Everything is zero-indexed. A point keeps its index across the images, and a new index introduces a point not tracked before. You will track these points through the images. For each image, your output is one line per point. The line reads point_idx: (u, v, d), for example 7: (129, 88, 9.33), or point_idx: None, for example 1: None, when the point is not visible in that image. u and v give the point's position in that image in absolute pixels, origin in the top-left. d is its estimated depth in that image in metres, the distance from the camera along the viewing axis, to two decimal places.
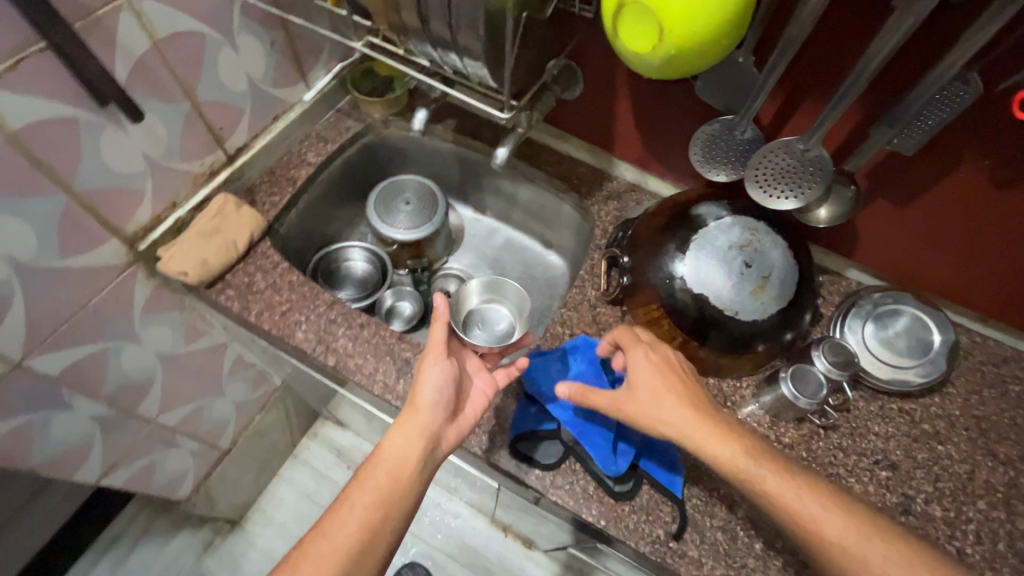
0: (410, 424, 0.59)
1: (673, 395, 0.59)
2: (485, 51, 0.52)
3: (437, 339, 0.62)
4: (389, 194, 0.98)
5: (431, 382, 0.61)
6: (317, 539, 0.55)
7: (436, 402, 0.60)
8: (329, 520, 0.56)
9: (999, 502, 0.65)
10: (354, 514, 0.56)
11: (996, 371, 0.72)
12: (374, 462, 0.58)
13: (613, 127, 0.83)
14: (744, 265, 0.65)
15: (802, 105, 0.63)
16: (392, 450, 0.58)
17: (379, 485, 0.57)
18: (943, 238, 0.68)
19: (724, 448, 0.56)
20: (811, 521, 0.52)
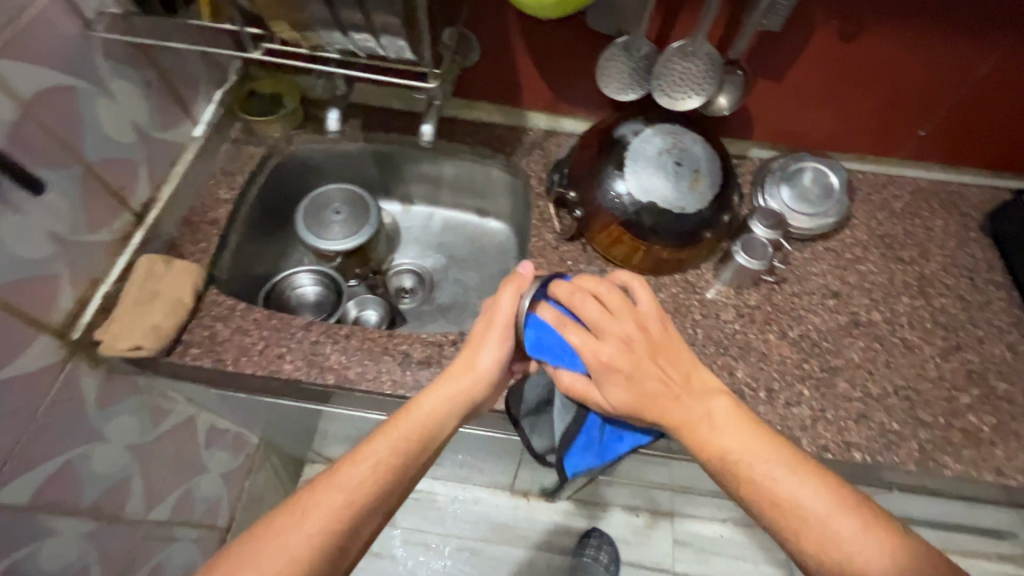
0: (452, 392, 0.57)
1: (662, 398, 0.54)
2: (400, 26, 0.53)
3: (506, 311, 0.58)
4: (317, 209, 0.96)
5: (485, 359, 0.58)
6: (333, 484, 0.49)
7: (484, 377, 0.58)
8: (344, 467, 0.50)
9: (915, 293, 0.80)
10: (373, 471, 0.51)
11: (880, 196, 0.88)
12: (402, 418, 0.55)
13: (517, 82, 0.87)
14: (676, 164, 0.73)
15: (682, 12, 0.71)
16: (428, 411, 0.55)
17: (406, 443, 0.53)
18: (816, 98, 0.80)
19: (717, 444, 0.52)
20: (790, 509, 0.48)
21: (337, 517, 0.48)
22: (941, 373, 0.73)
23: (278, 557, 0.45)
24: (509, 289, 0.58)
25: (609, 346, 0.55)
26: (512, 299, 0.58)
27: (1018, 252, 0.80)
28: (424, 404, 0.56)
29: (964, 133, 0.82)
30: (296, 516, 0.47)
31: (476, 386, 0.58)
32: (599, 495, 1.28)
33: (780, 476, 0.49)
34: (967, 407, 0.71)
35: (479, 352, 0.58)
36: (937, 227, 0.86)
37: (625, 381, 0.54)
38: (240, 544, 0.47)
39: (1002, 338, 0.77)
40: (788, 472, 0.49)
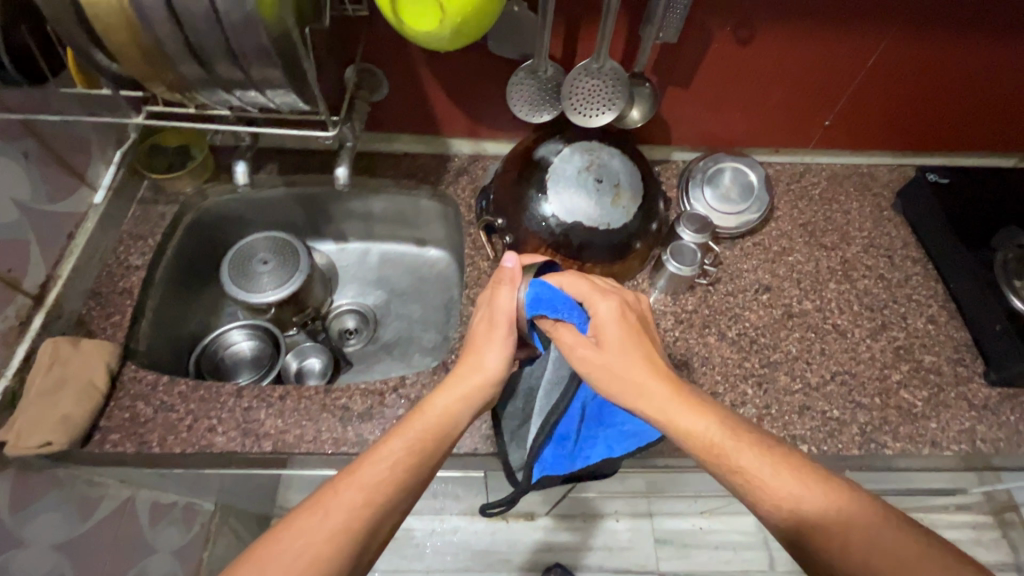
0: (465, 390, 0.59)
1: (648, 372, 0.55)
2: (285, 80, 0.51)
3: (506, 308, 0.62)
4: (241, 262, 0.91)
5: (490, 358, 0.61)
6: (354, 480, 0.49)
7: (492, 376, 0.61)
8: (364, 465, 0.50)
9: (841, 278, 0.83)
10: (394, 467, 0.51)
11: (798, 186, 0.91)
12: (417, 418, 0.56)
13: (433, 113, 0.86)
14: (597, 182, 0.73)
15: (582, 32, 0.71)
16: (441, 409, 0.57)
17: (423, 441, 0.54)
18: (725, 101, 0.82)
19: (696, 425, 0.52)
20: (760, 485, 0.48)
21: (359, 511, 0.47)
22: (873, 354, 0.76)
23: (302, 553, 0.44)
24: (505, 291, 0.63)
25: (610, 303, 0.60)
26: (510, 296, 0.63)
27: (927, 228, 0.84)
28: (437, 401, 0.57)
29: (867, 119, 0.86)
30: (317, 514, 0.47)
31: (485, 386, 0.60)
32: (576, 507, 1.27)
33: (761, 465, 0.49)
34: (899, 384, 0.74)
35: (486, 351, 0.61)
36: (853, 210, 0.89)
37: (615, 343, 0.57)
38: (252, 548, 0.45)
39: (923, 311, 0.80)
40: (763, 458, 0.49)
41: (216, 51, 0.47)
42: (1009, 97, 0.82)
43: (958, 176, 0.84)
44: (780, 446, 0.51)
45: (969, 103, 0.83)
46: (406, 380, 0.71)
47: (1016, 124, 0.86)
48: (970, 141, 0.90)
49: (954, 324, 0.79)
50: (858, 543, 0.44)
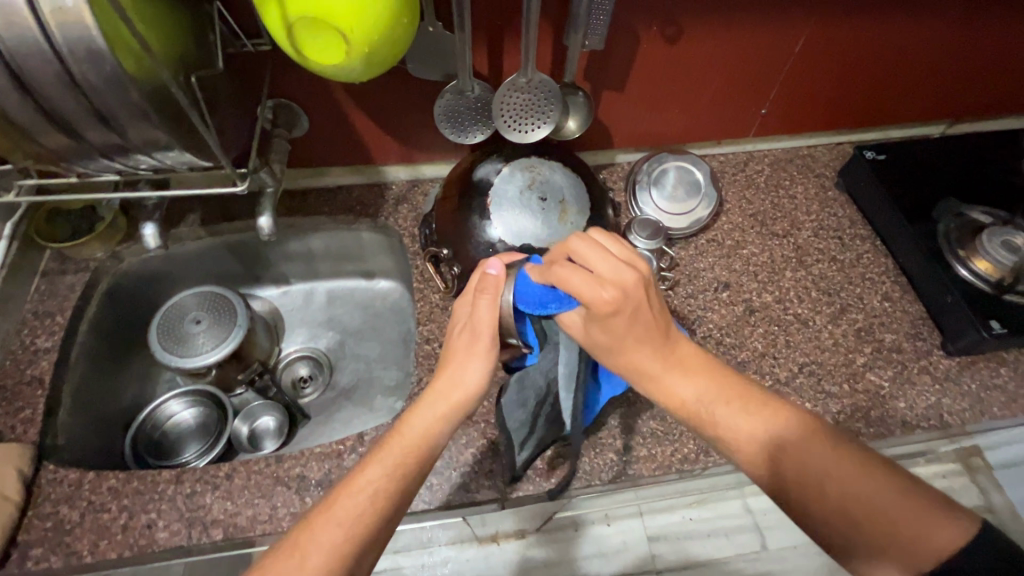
0: (444, 407, 0.57)
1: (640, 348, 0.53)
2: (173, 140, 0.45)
3: (486, 320, 0.58)
4: (171, 324, 0.83)
5: (471, 372, 0.58)
6: (331, 516, 0.46)
7: (472, 390, 0.58)
8: (341, 499, 0.48)
9: (796, 265, 0.82)
10: (373, 498, 0.48)
11: (743, 176, 0.90)
12: (396, 440, 0.53)
13: (361, 142, 0.80)
14: (541, 200, 0.70)
15: (504, 46, 0.67)
16: (420, 430, 0.54)
17: (403, 465, 0.51)
18: (661, 99, 0.80)
19: (680, 389, 0.52)
20: (738, 440, 0.48)
21: (341, 547, 0.45)
22: (836, 339, 0.76)
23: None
24: (486, 304, 0.58)
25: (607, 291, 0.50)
26: (491, 307, 0.58)
27: (871, 204, 0.84)
28: (416, 421, 0.55)
29: (801, 103, 0.86)
30: (293, 558, 0.44)
31: (464, 402, 0.57)
32: None
33: (740, 421, 0.49)
34: (864, 368, 0.74)
35: (466, 366, 0.58)
36: (799, 194, 0.89)
37: (608, 329, 0.52)
38: None
39: (878, 290, 0.80)
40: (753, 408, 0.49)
41: (81, 119, 0.41)
42: (934, 67, 0.82)
43: (893, 150, 0.84)
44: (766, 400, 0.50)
45: (898, 77, 0.83)
46: (364, 436, 0.66)
47: (943, 91, 0.87)
48: (902, 113, 0.90)
49: (908, 298, 0.79)
50: (832, 490, 0.43)
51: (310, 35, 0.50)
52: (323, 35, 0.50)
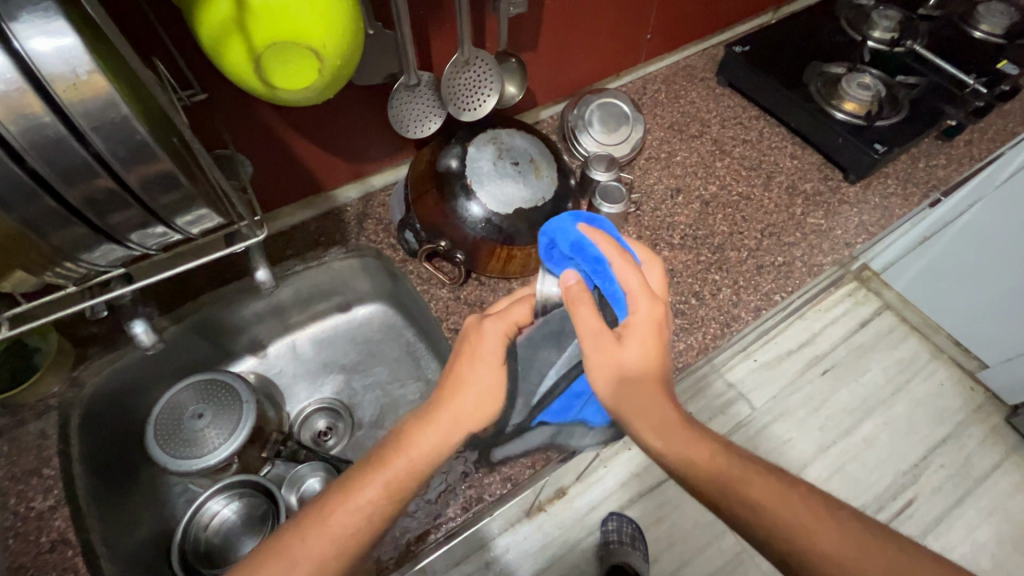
0: (394, 477, 0.50)
1: (653, 369, 0.50)
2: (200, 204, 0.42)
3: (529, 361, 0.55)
4: (171, 428, 0.75)
5: (494, 401, 0.52)
6: (323, 532, 0.48)
7: (481, 420, 0.52)
8: (336, 512, 0.49)
9: (721, 155, 0.95)
10: (370, 515, 0.49)
11: (647, 97, 1.02)
12: (400, 456, 0.50)
13: (309, 173, 0.78)
14: (514, 165, 0.74)
15: (434, 32, 0.69)
16: (426, 451, 0.50)
17: (344, 541, 0.49)
18: (569, 48, 0.87)
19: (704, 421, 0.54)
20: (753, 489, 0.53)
21: None
22: (775, 202, 0.90)
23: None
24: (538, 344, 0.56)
25: (657, 306, 0.51)
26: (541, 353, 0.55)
27: (753, 89, 1.00)
28: (422, 439, 0.50)
29: (674, 21, 0.98)
30: (280, 570, 0.47)
31: (473, 429, 0.52)
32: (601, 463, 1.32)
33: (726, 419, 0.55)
34: (803, 215, 0.89)
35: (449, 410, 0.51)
36: (695, 98, 1.03)
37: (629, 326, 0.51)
38: None
39: (785, 152, 0.96)
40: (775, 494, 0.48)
41: (108, 205, 0.37)
42: None
43: (753, 40, 1.00)
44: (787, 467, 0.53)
45: None
46: None
47: None
48: (744, 9, 1.07)
49: (807, 152, 0.96)
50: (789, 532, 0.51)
51: (281, 62, 0.49)
52: (293, 56, 0.48)
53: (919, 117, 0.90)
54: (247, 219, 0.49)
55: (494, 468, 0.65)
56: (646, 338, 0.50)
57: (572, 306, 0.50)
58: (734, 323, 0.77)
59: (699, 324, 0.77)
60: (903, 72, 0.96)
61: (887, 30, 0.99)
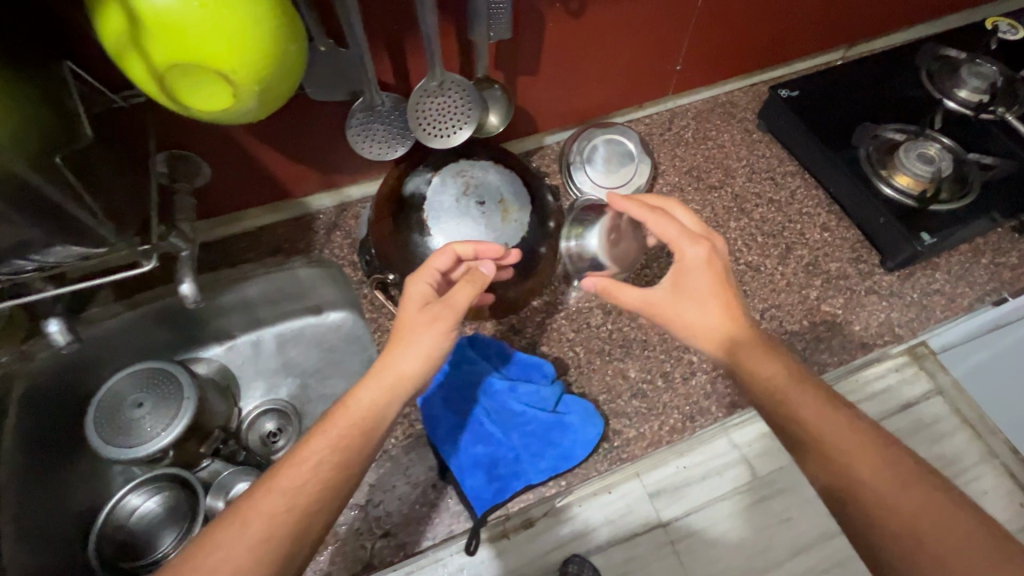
0: (346, 421, 0.50)
1: (719, 289, 0.55)
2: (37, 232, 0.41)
3: (459, 306, 0.55)
4: (112, 411, 0.76)
5: (429, 345, 0.54)
6: (272, 485, 0.46)
7: (416, 368, 0.53)
8: (283, 469, 0.47)
9: (738, 214, 0.84)
10: (318, 468, 0.47)
11: (671, 133, 0.91)
12: (339, 412, 0.51)
13: (278, 180, 0.75)
14: (479, 204, 0.67)
15: (406, 52, 0.63)
16: (366, 403, 0.51)
17: (302, 498, 0.46)
18: (578, 75, 0.78)
19: (766, 372, 0.51)
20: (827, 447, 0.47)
21: None
22: (788, 280, 0.78)
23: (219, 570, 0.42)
24: (466, 286, 0.57)
25: (701, 246, 0.56)
26: (467, 295, 0.56)
27: (795, 141, 0.86)
28: (361, 393, 0.52)
29: (713, 53, 0.86)
30: (231, 528, 0.44)
31: (408, 379, 0.53)
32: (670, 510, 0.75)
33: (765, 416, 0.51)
34: (818, 300, 0.76)
35: (408, 345, 0.53)
36: (727, 142, 0.90)
37: (684, 285, 0.56)
38: None
39: (816, 222, 0.83)
40: (831, 417, 0.48)
41: None
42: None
43: (806, 86, 0.86)
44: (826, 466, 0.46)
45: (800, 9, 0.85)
46: None
47: (840, 18, 0.89)
48: (807, 46, 0.93)
49: (844, 225, 0.83)
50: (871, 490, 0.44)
51: (184, 82, 0.44)
52: (202, 81, 0.44)
53: (990, 206, 0.74)
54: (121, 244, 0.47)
55: (390, 532, 0.60)
56: (702, 279, 0.55)
57: (615, 291, 0.60)
58: (699, 418, 0.68)
59: (659, 412, 0.68)
60: (984, 145, 0.80)
61: (976, 91, 0.82)
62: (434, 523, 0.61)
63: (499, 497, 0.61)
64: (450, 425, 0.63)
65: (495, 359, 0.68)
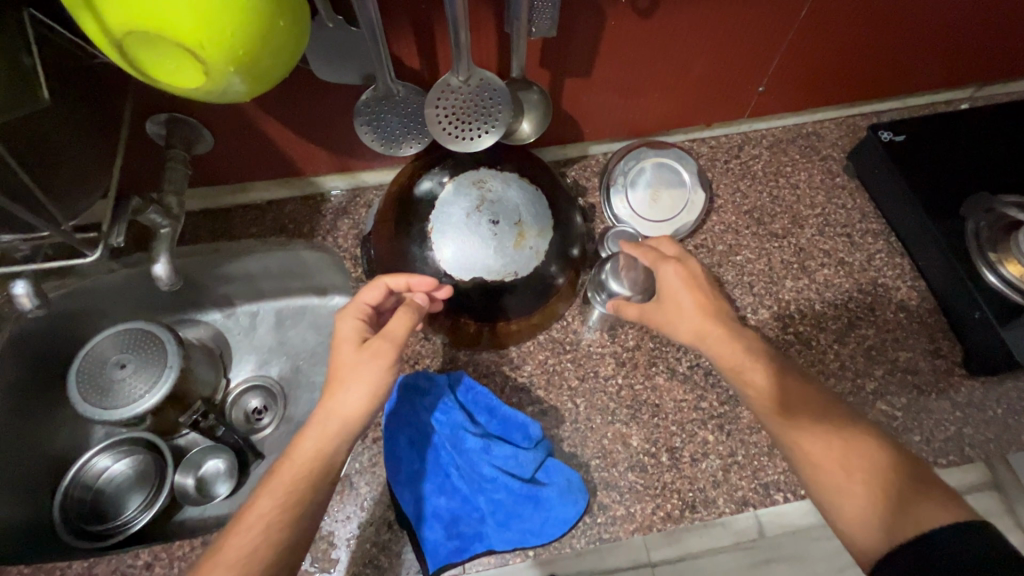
0: (289, 476, 0.45)
1: (701, 303, 0.52)
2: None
3: (398, 334, 0.49)
4: (94, 369, 0.74)
5: (369, 381, 0.47)
6: (217, 561, 0.41)
7: (361, 407, 0.47)
8: (227, 540, 0.42)
9: (798, 272, 0.71)
10: (267, 530, 0.43)
11: (738, 162, 0.78)
12: (283, 467, 0.45)
13: (286, 155, 0.68)
14: (492, 223, 0.58)
15: (433, 36, 0.54)
16: (310, 452, 0.46)
17: (249, 568, 0.41)
18: (638, 84, 0.67)
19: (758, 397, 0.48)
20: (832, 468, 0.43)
21: None
22: (842, 363, 0.66)
23: None
24: (402, 313, 0.51)
25: (670, 261, 0.53)
26: (405, 323, 0.50)
27: (886, 195, 0.72)
28: (304, 443, 0.46)
29: (808, 76, 0.72)
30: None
31: (357, 419, 0.47)
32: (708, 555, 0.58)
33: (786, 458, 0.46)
34: (874, 395, 0.65)
35: (346, 385, 0.47)
36: (802, 183, 0.77)
37: (666, 301, 0.53)
38: None
39: (892, 298, 0.70)
40: (833, 436, 0.44)
41: None
42: (967, 24, 0.68)
43: (915, 129, 0.71)
44: (825, 481, 0.43)
45: (927, 36, 0.69)
46: None
47: (976, 51, 0.73)
48: (926, 79, 0.77)
49: (926, 308, 0.69)
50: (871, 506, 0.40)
51: (151, 53, 0.38)
52: (165, 50, 0.37)
53: None
54: (57, 230, 0.43)
55: (333, 569, 0.55)
56: (679, 296, 0.52)
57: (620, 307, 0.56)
58: (701, 509, 0.59)
59: (657, 493, 0.59)
60: None
61: None
62: (382, 568, 0.56)
63: (454, 557, 0.56)
64: (412, 471, 0.59)
65: (474, 407, 0.61)
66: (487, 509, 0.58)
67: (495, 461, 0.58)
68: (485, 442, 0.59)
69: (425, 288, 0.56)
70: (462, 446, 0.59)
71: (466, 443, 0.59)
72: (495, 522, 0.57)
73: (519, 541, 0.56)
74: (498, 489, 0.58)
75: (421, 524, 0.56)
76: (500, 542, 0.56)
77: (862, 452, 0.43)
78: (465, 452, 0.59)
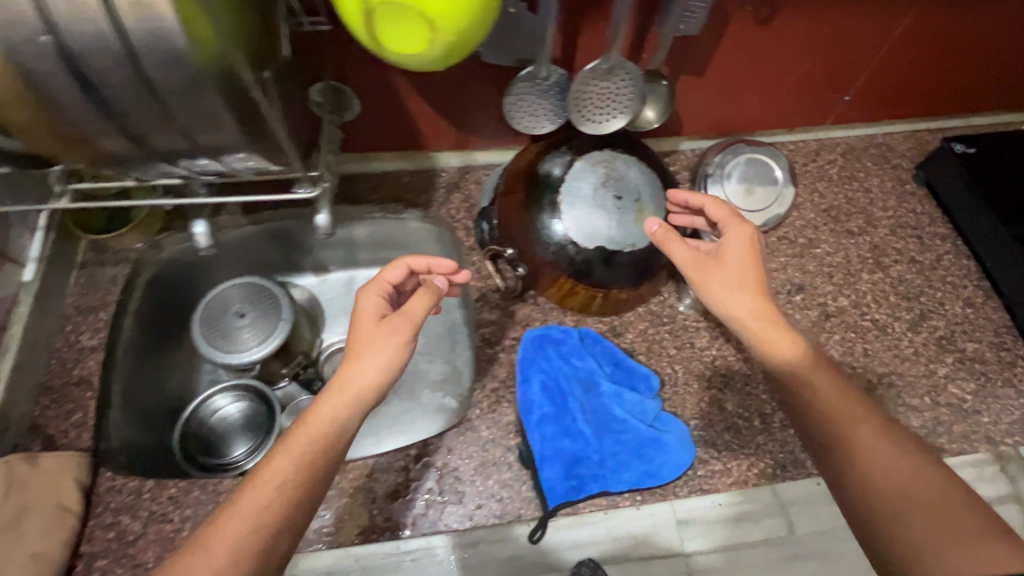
0: (302, 442, 0.45)
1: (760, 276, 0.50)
2: (206, 154, 0.45)
3: (415, 315, 0.50)
4: (217, 316, 0.80)
5: (386, 358, 0.49)
6: (236, 510, 0.42)
7: (376, 381, 0.48)
8: (244, 492, 0.43)
9: (873, 267, 0.78)
10: (279, 489, 0.43)
11: (817, 163, 0.85)
12: (300, 429, 0.46)
13: (416, 129, 0.75)
14: (616, 198, 0.64)
15: (583, 29, 0.61)
16: (326, 420, 0.46)
17: (265, 521, 0.42)
18: (740, 85, 0.74)
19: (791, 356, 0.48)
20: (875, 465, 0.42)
21: None
22: (915, 348, 0.72)
23: None
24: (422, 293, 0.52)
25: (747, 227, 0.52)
26: (423, 304, 0.51)
27: (955, 202, 0.79)
28: (321, 410, 0.47)
29: (889, 90, 0.79)
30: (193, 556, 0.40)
31: (373, 389, 0.48)
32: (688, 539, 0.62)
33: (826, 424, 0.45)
34: (946, 379, 0.71)
35: (364, 357, 0.48)
36: (875, 187, 0.83)
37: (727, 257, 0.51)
38: None
39: (960, 295, 0.76)
40: (886, 445, 0.43)
41: (148, 129, 0.40)
42: None
43: (985, 145, 0.77)
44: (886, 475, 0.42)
45: (1002, 60, 0.76)
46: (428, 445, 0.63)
47: None
48: (996, 98, 0.84)
49: (992, 305, 0.76)
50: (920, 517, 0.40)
51: (389, 21, 0.44)
52: (402, 20, 0.44)
53: None
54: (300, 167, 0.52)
55: (461, 497, 0.61)
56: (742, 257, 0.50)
57: (668, 244, 0.53)
58: (791, 469, 0.65)
59: (751, 453, 0.65)
60: None
61: None
62: (505, 501, 0.61)
63: (571, 495, 0.61)
64: (543, 412, 0.66)
65: (603, 359, 0.69)
66: (608, 452, 0.65)
67: (621, 407, 0.67)
68: (620, 388, 0.68)
69: (444, 272, 0.57)
70: (597, 390, 0.68)
71: (600, 387, 0.68)
72: (614, 463, 0.64)
73: (636, 481, 0.62)
74: (622, 431, 0.66)
75: (541, 465, 0.62)
76: (614, 483, 0.63)
77: (926, 476, 0.42)
78: (598, 396, 0.68)
